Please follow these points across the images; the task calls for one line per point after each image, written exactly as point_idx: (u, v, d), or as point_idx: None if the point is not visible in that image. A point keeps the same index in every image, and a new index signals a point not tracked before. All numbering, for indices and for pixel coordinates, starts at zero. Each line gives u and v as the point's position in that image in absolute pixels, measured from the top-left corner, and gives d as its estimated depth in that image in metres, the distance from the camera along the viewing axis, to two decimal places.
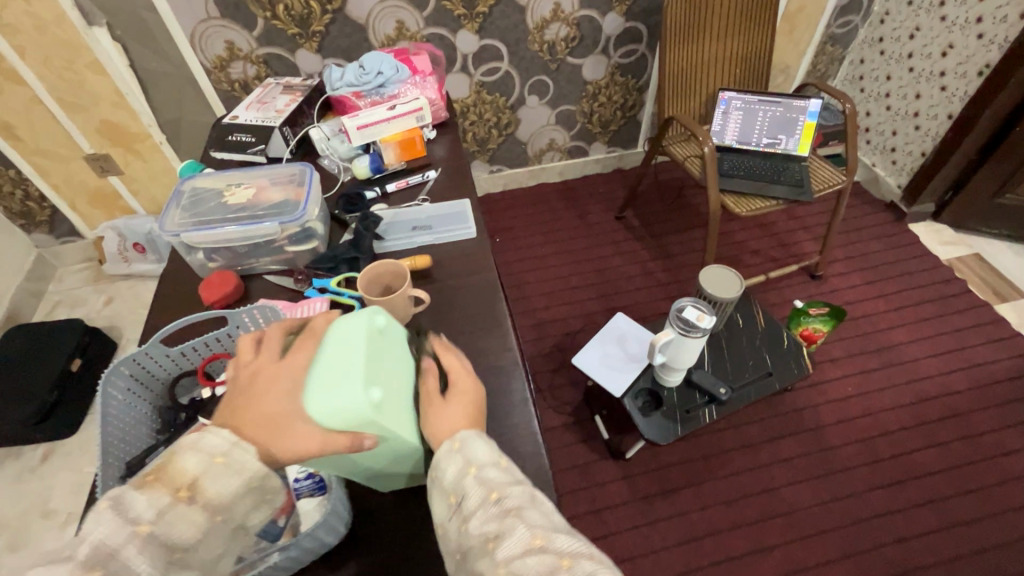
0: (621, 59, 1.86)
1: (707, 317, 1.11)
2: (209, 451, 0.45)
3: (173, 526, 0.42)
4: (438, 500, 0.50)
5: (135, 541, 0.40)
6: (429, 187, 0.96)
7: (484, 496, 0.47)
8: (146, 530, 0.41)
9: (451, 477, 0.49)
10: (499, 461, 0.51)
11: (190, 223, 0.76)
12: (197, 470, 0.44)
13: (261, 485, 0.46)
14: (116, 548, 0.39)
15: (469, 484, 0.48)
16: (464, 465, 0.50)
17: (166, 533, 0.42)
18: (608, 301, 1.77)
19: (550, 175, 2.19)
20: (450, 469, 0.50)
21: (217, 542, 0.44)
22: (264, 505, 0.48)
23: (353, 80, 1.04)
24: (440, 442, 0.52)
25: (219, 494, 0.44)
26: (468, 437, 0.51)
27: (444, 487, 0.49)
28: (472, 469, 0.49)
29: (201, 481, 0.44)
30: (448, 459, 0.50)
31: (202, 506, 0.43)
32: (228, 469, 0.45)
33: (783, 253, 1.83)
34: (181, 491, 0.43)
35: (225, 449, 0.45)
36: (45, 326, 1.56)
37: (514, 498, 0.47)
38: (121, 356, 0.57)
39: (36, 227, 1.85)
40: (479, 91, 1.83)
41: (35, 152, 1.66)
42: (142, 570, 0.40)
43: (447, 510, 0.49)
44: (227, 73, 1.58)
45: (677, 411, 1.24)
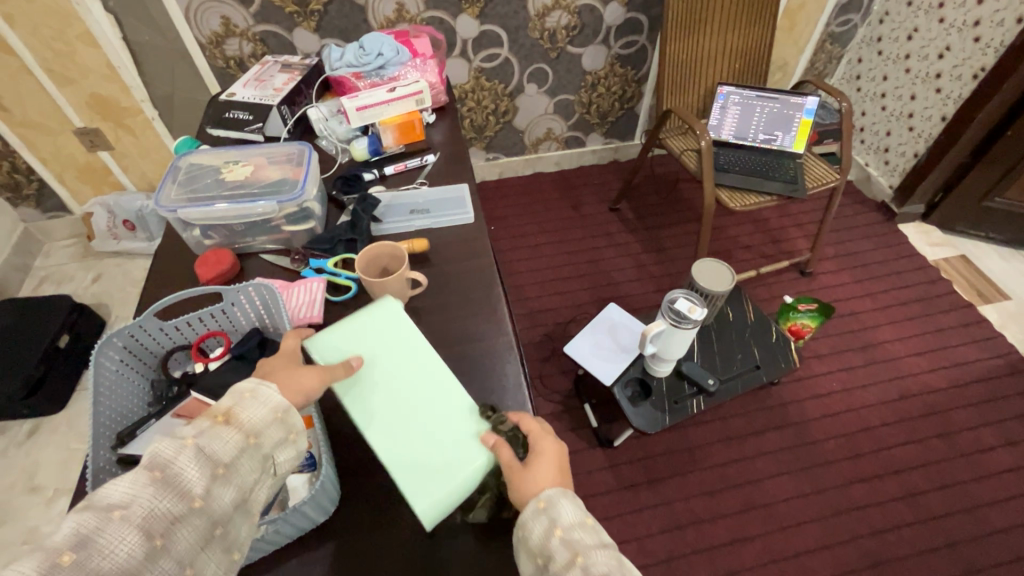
0: (621, 50, 1.86)
1: (699, 309, 1.12)
2: (238, 391, 0.52)
3: (213, 440, 0.48)
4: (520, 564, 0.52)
5: (185, 450, 0.46)
6: (428, 171, 0.96)
7: (568, 560, 0.49)
8: (192, 442, 0.47)
9: (536, 537, 0.51)
10: (585, 520, 0.52)
11: (186, 199, 0.75)
12: (229, 402, 0.51)
13: (284, 417, 0.53)
14: (172, 457, 0.46)
15: (551, 539, 0.51)
16: (549, 526, 0.51)
17: (208, 449, 0.48)
18: (601, 292, 1.78)
19: (546, 165, 2.19)
20: (534, 528, 0.52)
21: (254, 465, 0.50)
22: (292, 443, 0.53)
23: (353, 61, 1.03)
24: (527, 504, 0.53)
25: (251, 419, 0.51)
26: (548, 498, 0.53)
27: (531, 549, 0.51)
28: (554, 532, 0.51)
29: (236, 411, 0.51)
30: (531, 522, 0.52)
31: (237, 427, 0.50)
32: (257, 402, 0.52)
33: (774, 249, 1.85)
34: (218, 418, 0.50)
35: (251, 387, 0.53)
36: (33, 302, 1.54)
37: (594, 558, 0.49)
38: (117, 328, 0.57)
39: (23, 201, 1.82)
40: (478, 76, 1.82)
41: (23, 124, 1.63)
42: (192, 475, 0.46)
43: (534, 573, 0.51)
44: (222, 50, 1.55)
45: (665, 401, 1.26)
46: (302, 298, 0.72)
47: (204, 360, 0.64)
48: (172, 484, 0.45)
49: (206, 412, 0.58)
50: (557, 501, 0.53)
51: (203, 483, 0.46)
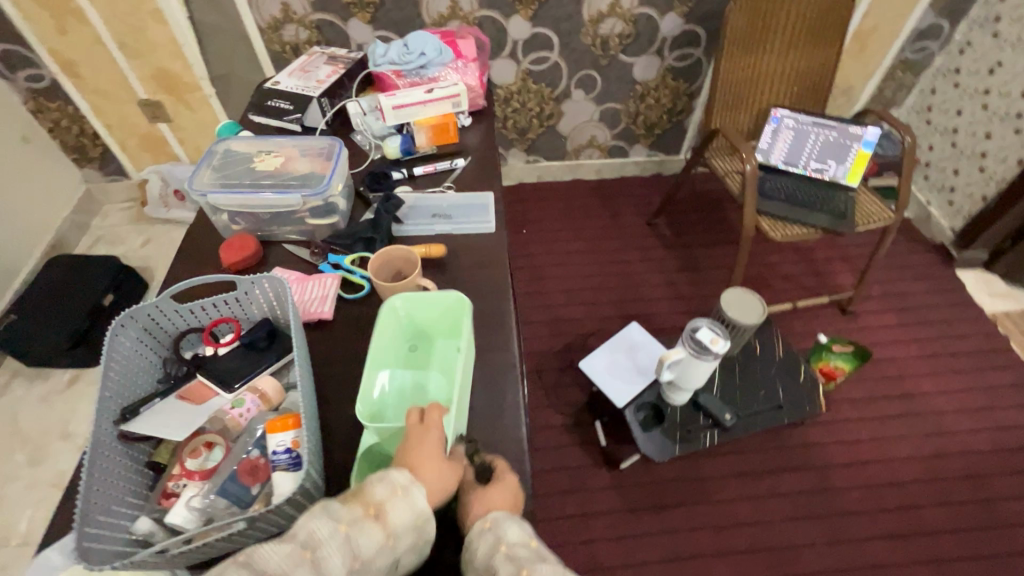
0: (675, 62, 1.81)
1: (722, 341, 1.09)
2: (394, 484, 0.52)
3: (360, 536, 0.48)
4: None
5: (336, 537, 0.47)
6: (456, 174, 0.96)
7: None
8: (344, 532, 0.48)
9: (481, 556, 0.51)
10: (529, 541, 0.52)
11: (218, 185, 0.78)
12: (384, 495, 0.51)
13: (422, 524, 0.52)
14: (322, 538, 0.47)
15: (494, 556, 0.51)
16: (495, 545, 0.51)
17: (355, 544, 0.48)
18: (627, 307, 1.74)
19: (587, 172, 2.16)
20: (480, 547, 0.51)
21: (382, 563, 0.50)
22: (418, 545, 0.53)
23: (395, 58, 1.03)
24: (473, 522, 0.54)
25: (398, 521, 0.50)
26: (497, 517, 0.53)
27: (478, 573, 0.50)
28: (499, 548, 0.51)
29: (386, 507, 0.50)
30: (476, 540, 0.52)
31: (383, 528, 0.49)
32: (406, 501, 0.51)
33: (816, 282, 1.76)
34: (372, 510, 0.50)
35: (404, 484, 0.52)
36: (86, 261, 1.65)
37: (539, 575, 0.48)
38: (132, 307, 0.59)
39: (88, 163, 1.94)
40: (526, 78, 1.80)
41: (94, 91, 1.73)
42: (335, 569, 0.46)
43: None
44: (280, 35, 1.60)
45: (678, 430, 1.22)
46: (315, 292, 0.74)
47: (214, 344, 0.66)
48: (316, 568, 0.46)
49: (208, 396, 0.61)
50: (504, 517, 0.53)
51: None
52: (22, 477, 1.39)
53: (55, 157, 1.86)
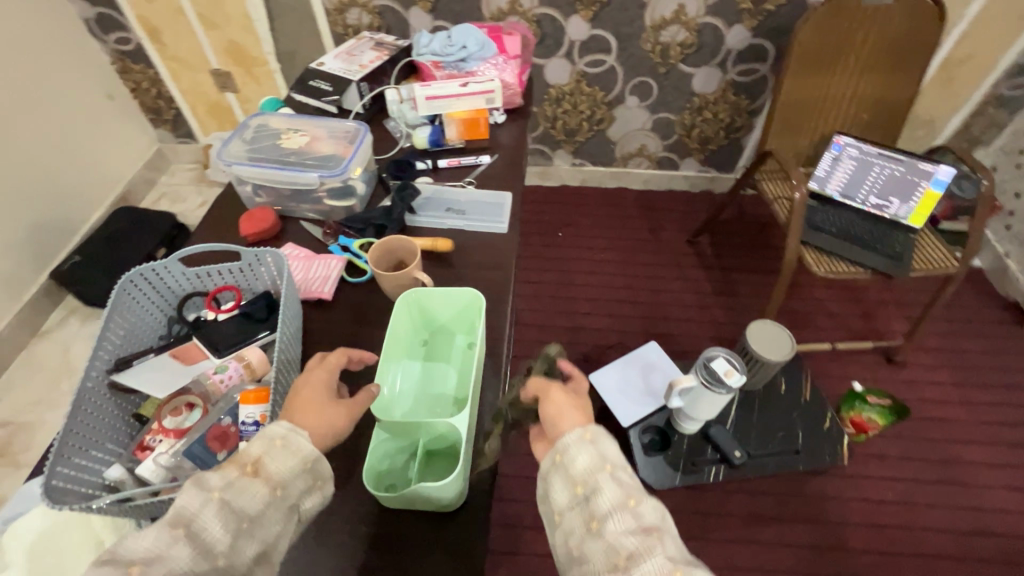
0: (738, 77, 1.73)
1: (736, 374, 1.02)
2: (269, 437, 0.51)
3: (239, 495, 0.47)
4: (549, 485, 0.54)
5: (210, 505, 0.46)
6: (480, 171, 0.95)
7: (615, 501, 0.50)
8: (218, 495, 0.47)
9: (583, 466, 0.53)
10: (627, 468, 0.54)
11: (246, 158, 0.81)
12: (259, 451, 0.50)
13: (314, 467, 0.51)
14: (197, 510, 0.46)
15: (596, 470, 0.52)
16: (594, 459, 0.53)
17: (236, 502, 0.47)
18: (653, 324, 1.69)
19: (633, 182, 2.10)
20: (581, 456, 0.53)
21: (279, 516, 0.49)
22: (317, 491, 0.52)
23: (437, 49, 1.04)
24: (569, 430, 0.56)
25: (278, 471, 0.49)
26: (597, 435, 0.55)
27: (574, 476, 0.53)
28: (604, 469, 0.52)
29: (264, 459, 0.50)
30: (575, 449, 0.54)
31: (263, 480, 0.49)
32: (286, 450, 0.50)
33: (862, 325, 1.64)
34: (246, 468, 0.49)
35: (282, 433, 0.51)
36: (145, 215, 1.78)
37: (644, 508, 0.50)
38: (143, 265, 0.63)
39: (162, 123, 2.08)
40: (580, 80, 1.78)
41: (172, 58, 1.84)
42: (217, 531, 0.46)
43: (568, 499, 0.52)
44: (344, 18, 1.64)
45: (681, 460, 1.17)
46: (319, 272, 0.76)
47: (214, 310, 0.68)
48: (194, 541, 0.45)
49: (197, 358, 0.64)
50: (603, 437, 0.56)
51: (226, 539, 0.46)
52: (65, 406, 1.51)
53: (133, 115, 2.01)
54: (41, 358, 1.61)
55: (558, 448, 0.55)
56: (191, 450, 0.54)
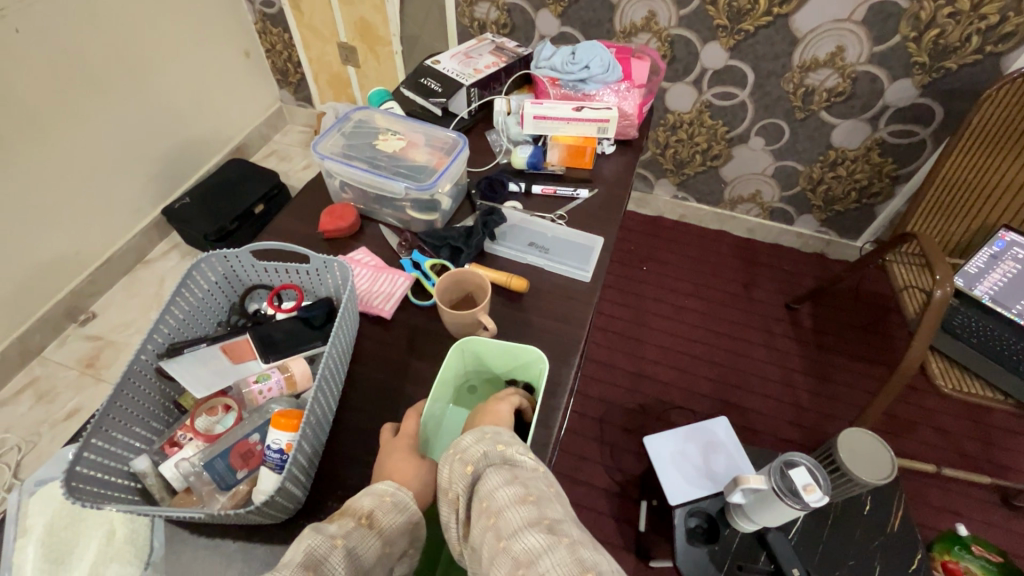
0: (890, 136, 1.51)
1: (817, 493, 0.88)
2: (379, 492, 0.48)
3: (363, 544, 0.45)
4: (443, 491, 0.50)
5: (336, 553, 0.43)
6: (574, 205, 0.87)
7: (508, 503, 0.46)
8: (341, 543, 0.44)
9: (470, 449, 0.50)
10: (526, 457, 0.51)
11: (340, 153, 0.79)
12: (372, 504, 0.47)
13: (414, 529, 0.49)
14: (323, 555, 0.43)
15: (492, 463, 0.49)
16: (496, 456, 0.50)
17: (355, 554, 0.44)
18: (725, 390, 1.53)
19: (736, 227, 1.93)
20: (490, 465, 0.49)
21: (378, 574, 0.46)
22: (407, 557, 0.50)
23: (557, 65, 0.96)
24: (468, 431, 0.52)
25: (391, 527, 0.47)
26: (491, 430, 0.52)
27: (481, 483, 0.48)
28: (487, 445, 0.50)
29: (375, 514, 0.47)
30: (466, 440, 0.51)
31: (378, 533, 0.46)
32: (396, 508, 0.48)
33: (980, 453, 1.39)
34: (362, 519, 0.46)
35: (391, 490, 0.49)
36: (253, 171, 1.87)
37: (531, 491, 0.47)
38: (215, 251, 0.63)
39: (286, 85, 2.18)
40: (702, 111, 1.63)
41: (307, 26, 1.92)
42: None
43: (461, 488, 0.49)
44: (473, 11, 1.62)
45: (728, 559, 1.04)
46: (384, 287, 0.73)
47: (273, 308, 0.67)
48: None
49: (246, 358, 0.62)
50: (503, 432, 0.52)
51: None
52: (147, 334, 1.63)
53: (262, 74, 2.12)
54: (139, 284, 1.75)
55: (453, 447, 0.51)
56: (213, 466, 0.52)
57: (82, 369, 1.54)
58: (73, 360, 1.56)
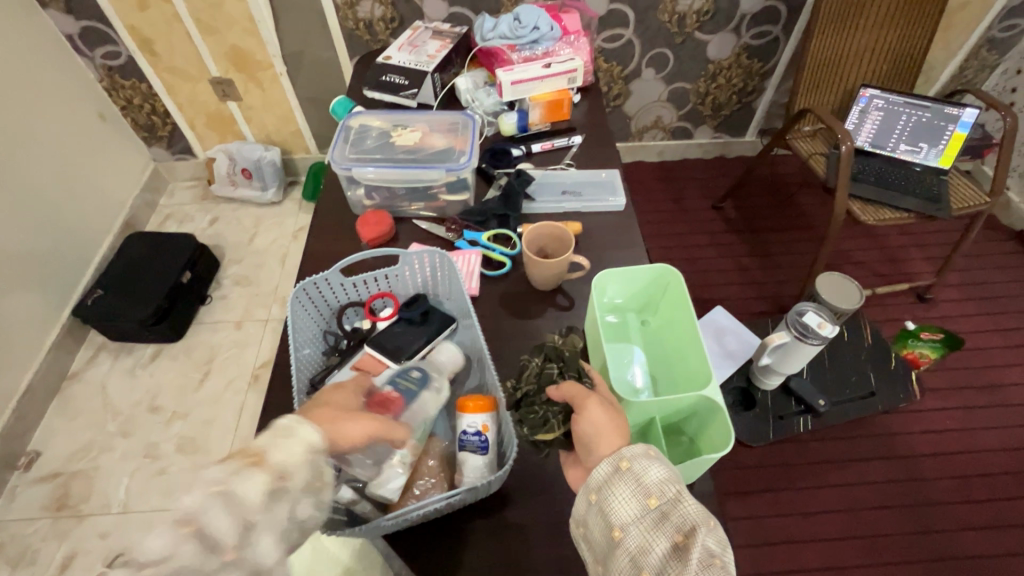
0: (751, 40, 1.76)
1: (829, 326, 1.07)
2: (616, 456, 0.49)
3: (612, 501, 0.48)
4: (606, 510, 0.48)
5: (588, 503, 0.50)
6: (574, 152, 0.94)
7: (704, 556, 0.42)
8: (594, 498, 0.49)
9: (657, 481, 0.47)
10: (675, 478, 0.48)
11: (359, 158, 0.78)
12: (611, 468, 0.49)
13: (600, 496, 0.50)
14: (587, 498, 0.50)
15: (688, 498, 0.46)
16: (687, 494, 0.47)
17: (604, 513, 0.48)
18: (698, 291, 1.73)
19: (649, 154, 2.12)
20: (686, 504, 0.46)
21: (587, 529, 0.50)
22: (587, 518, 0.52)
23: (507, 32, 1.01)
24: (630, 443, 0.50)
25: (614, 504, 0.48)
26: (636, 457, 0.49)
27: (670, 520, 0.45)
28: (682, 484, 0.47)
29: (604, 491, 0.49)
30: (644, 462, 0.48)
31: (600, 496, 0.49)
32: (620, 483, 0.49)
33: (892, 269, 1.75)
34: (615, 466, 0.49)
35: (625, 453, 0.50)
36: (164, 239, 1.68)
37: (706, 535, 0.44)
38: (307, 279, 0.62)
39: (156, 141, 1.96)
40: (596, 57, 1.77)
41: (167, 69, 1.73)
42: (587, 523, 0.50)
43: (637, 513, 0.46)
44: (355, 11, 1.58)
45: (770, 415, 1.23)
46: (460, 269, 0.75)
47: (373, 318, 0.67)
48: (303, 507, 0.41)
49: (380, 368, 0.62)
50: (633, 448, 0.50)
51: (581, 522, 0.51)
52: (112, 449, 1.42)
53: (126, 135, 1.89)
54: (76, 402, 1.51)
55: (620, 455, 0.49)
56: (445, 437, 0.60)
57: (52, 514, 1.32)
58: (36, 510, 1.32)
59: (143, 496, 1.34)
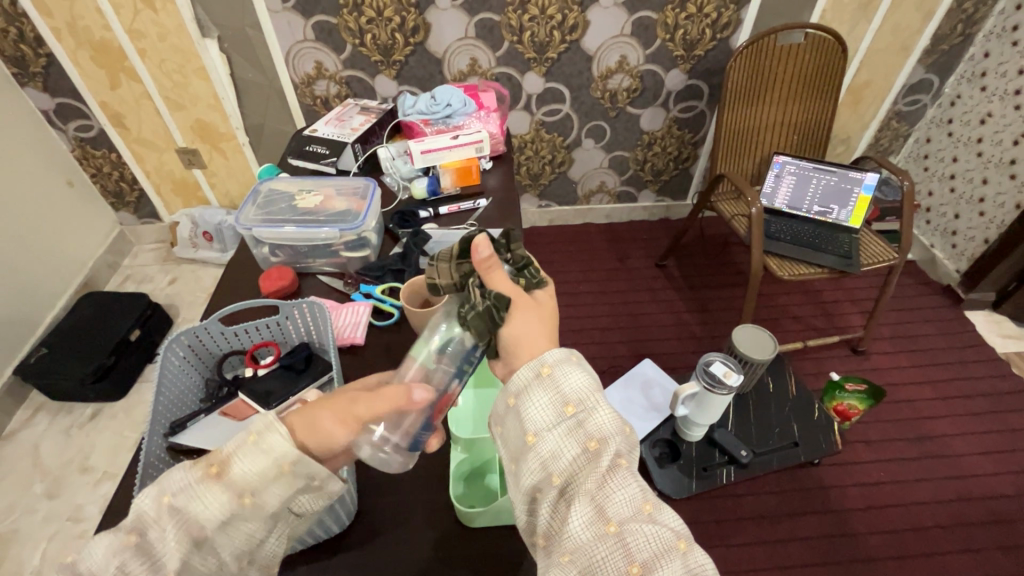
0: (680, 114, 1.92)
1: (734, 374, 1.11)
2: (540, 360, 0.52)
3: (529, 406, 0.50)
4: (522, 413, 0.50)
5: (507, 404, 0.52)
6: (478, 214, 1.02)
7: (612, 460, 0.47)
8: (512, 403, 0.52)
9: (576, 390, 0.50)
10: (591, 388, 0.50)
11: (262, 219, 0.85)
12: (533, 373, 0.51)
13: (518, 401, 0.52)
14: (508, 401, 0.52)
15: (603, 408, 0.49)
16: (604, 404, 0.50)
17: (522, 416, 0.51)
18: (639, 346, 1.77)
19: (597, 217, 2.24)
20: (600, 415, 0.49)
21: (503, 430, 0.52)
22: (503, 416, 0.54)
23: (424, 109, 1.14)
24: (554, 349, 0.53)
25: (533, 407, 0.50)
26: (560, 367, 0.51)
27: (584, 428, 0.48)
28: (599, 394, 0.50)
29: (523, 397, 0.51)
30: (565, 370, 0.51)
31: (519, 401, 0.51)
32: (541, 388, 0.51)
33: (826, 323, 1.81)
34: (538, 372, 0.51)
35: (549, 359, 0.52)
36: (117, 298, 1.72)
37: (612, 445, 0.48)
38: (184, 328, 0.67)
39: (123, 206, 2.05)
40: (539, 129, 1.92)
41: (136, 140, 1.86)
42: (505, 422, 0.52)
43: (553, 418, 0.49)
44: (312, 89, 1.72)
45: (694, 467, 1.23)
46: (349, 319, 0.79)
47: (253, 366, 0.72)
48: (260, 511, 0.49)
49: (249, 413, 0.66)
50: (553, 351, 0.53)
51: (499, 422, 0.53)
52: (34, 512, 1.39)
53: (93, 200, 1.98)
54: (5, 462, 1.49)
55: (544, 361, 0.52)
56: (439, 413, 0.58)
57: None
58: None
59: (59, 562, 1.30)
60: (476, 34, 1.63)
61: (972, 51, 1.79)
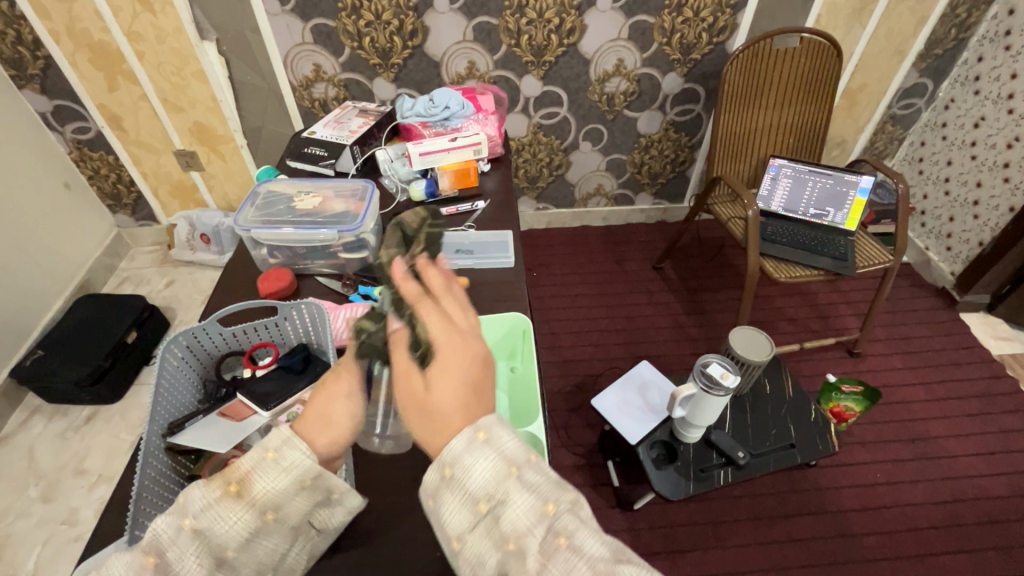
0: (677, 117, 1.93)
1: (732, 376, 1.12)
2: (438, 462, 0.39)
3: (442, 513, 0.39)
4: (439, 523, 0.40)
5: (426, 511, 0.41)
6: (476, 216, 1.03)
7: (543, 557, 0.36)
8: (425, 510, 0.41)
9: (485, 482, 0.38)
10: (503, 469, 0.38)
11: (261, 221, 0.85)
12: (436, 473, 0.39)
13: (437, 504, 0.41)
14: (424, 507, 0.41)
15: (517, 494, 0.38)
16: (519, 487, 0.38)
17: (439, 525, 0.40)
18: (636, 348, 1.77)
19: (594, 220, 2.25)
20: (515, 504, 0.37)
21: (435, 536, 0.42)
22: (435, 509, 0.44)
23: (422, 111, 1.14)
24: (452, 436, 0.40)
25: (446, 515, 0.39)
26: (462, 459, 0.39)
27: (500, 528, 0.37)
28: (509, 477, 0.38)
29: (433, 503, 0.40)
30: (466, 462, 0.39)
31: (431, 508, 0.40)
32: (447, 492, 0.39)
33: (822, 325, 1.82)
34: (442, 473, 0.39)
35: (449, 455, 0.39)
36: (114, 300, 1.72)
37: (537, 540, 0.36)
38: (184, 328, 0.67)
39: (121, 208, 2.04)
40: (536, 132, 1.92)
41: (134, 142, 1.85)
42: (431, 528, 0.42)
43: (468, 524, 0.38)
44: (310, 92, 1.73)
45: (691, 469, 1.23)
46: (347, 320, 0.80)
47: (251, 367, 0.72)
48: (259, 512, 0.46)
49: (247, 414, 0.67)
50: (454, 444, 0.39)
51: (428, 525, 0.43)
52: (29, 515, 1.38)
53: (90, 202, 1.97)
54: None
55: (442, 459, 0.39)
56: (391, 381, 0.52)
57: None
58: None
59: (54, 565, 1.29)
60: (474, 37, 1.64)
61: (965, 56, 1.80)
